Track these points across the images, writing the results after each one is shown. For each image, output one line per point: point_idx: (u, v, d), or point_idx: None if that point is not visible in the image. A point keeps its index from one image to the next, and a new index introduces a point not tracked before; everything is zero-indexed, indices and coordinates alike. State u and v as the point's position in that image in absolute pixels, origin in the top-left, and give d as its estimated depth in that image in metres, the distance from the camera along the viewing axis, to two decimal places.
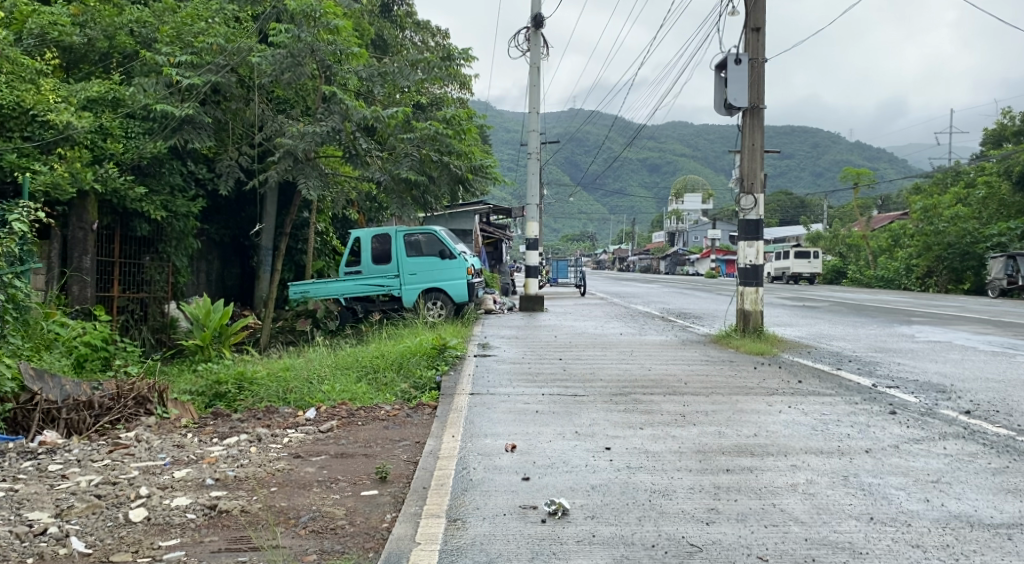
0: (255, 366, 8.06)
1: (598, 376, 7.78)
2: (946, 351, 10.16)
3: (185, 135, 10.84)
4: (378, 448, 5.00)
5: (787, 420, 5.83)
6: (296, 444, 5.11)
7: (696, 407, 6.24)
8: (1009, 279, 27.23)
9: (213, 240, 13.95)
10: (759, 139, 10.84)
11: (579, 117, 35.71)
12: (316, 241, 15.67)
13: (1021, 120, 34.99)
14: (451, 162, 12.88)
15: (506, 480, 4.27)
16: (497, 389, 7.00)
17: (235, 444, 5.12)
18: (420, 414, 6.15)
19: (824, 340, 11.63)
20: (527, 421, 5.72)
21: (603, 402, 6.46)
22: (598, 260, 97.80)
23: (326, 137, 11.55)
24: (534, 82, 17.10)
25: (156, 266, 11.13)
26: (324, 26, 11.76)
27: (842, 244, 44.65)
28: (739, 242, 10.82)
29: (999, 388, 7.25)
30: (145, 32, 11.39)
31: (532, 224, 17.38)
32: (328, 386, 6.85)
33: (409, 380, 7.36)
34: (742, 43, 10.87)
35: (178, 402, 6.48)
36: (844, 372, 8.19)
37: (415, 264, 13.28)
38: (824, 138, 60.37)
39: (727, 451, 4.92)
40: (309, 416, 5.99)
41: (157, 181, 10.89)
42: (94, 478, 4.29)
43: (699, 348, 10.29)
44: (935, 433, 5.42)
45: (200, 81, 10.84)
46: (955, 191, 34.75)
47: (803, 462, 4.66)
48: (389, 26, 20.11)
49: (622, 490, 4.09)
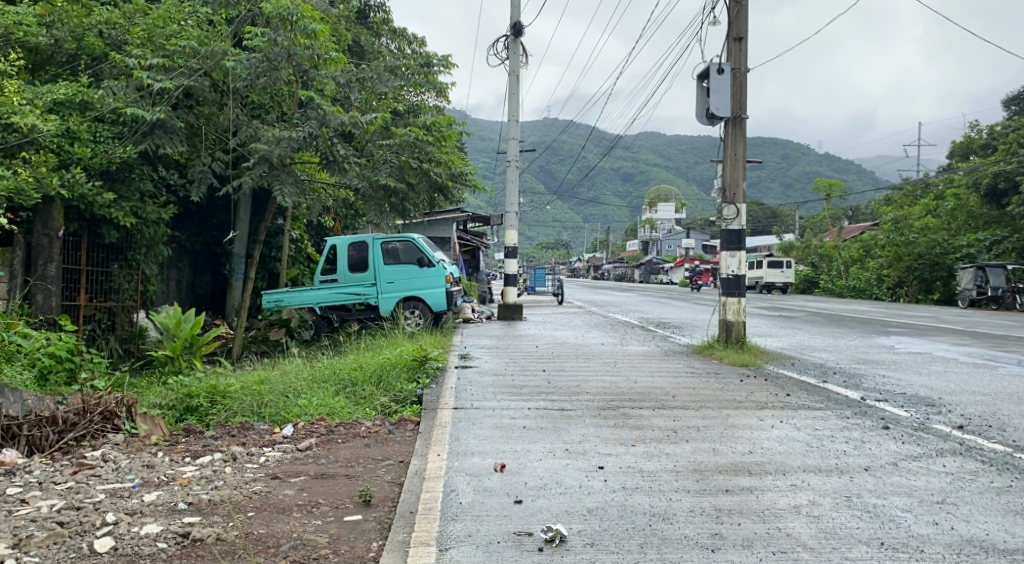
0: (228, 378, 7.76)
1: (584, 389, 7.58)
2: (929, 363, 10.13)
3: (157, 140, 10.59)
4: (360, 468, 4.77)
5: (781, 436, 5.68)
6: (272, 464, 4.85)
7: (687, 422, 6.08)
8: (979, 290, 27.53)
9: (184, 247, 13.58)
10: (741, 149, 10.75)
11: (556, 126, 35.72)
12: (291, 249, 15.34)
13: (987, 133, 35.49)
14: (431, 169, 12.66)
15: (497, 503, 4.08)
16: (481, 403, 6.78)
17: (208, 463, 4.85)
18: (402, 431, 5.91)
19: (806, 350, 11.57)
20: (514, 437, 5.52)
21: (592, 416, 6.27)
22: (572, 268, 97.98)
23: (303, 143, 11.26)
24: (513, 90, 16.95)
25: (125, 274, 10.78)
26: (303, 30, 11.32)
27: (813, 254, 45.04)
28: (722, 252, 10.72)
29: (988, 401, 7.17)
30: (115, 34, 11.11)
31: (510, 233, 17.18)
32: (305, 400, 6.60)
33: (388, 394, 7.12)
34: (725, 53, 10.79)
35: (148, 417, 6.18)
36: (830, 384, 8.09)
37: (392, 272, 13.04)
38: (796, 149, 61.02)
39: (724, 470, 4.76)
40: (286, 433, 5.73)
41: (126, 187, 10.57)
42: (55, 503, 4.00)
43: (683, 358, 10.16)
44: (932, 450, 5.31)
45: (172, 84, 10.56)
46: (925, 203, 35.17)
47: (803, 482, 4.52)
48: (366, 33, 19.89)
49: (621, 514, 3.93)
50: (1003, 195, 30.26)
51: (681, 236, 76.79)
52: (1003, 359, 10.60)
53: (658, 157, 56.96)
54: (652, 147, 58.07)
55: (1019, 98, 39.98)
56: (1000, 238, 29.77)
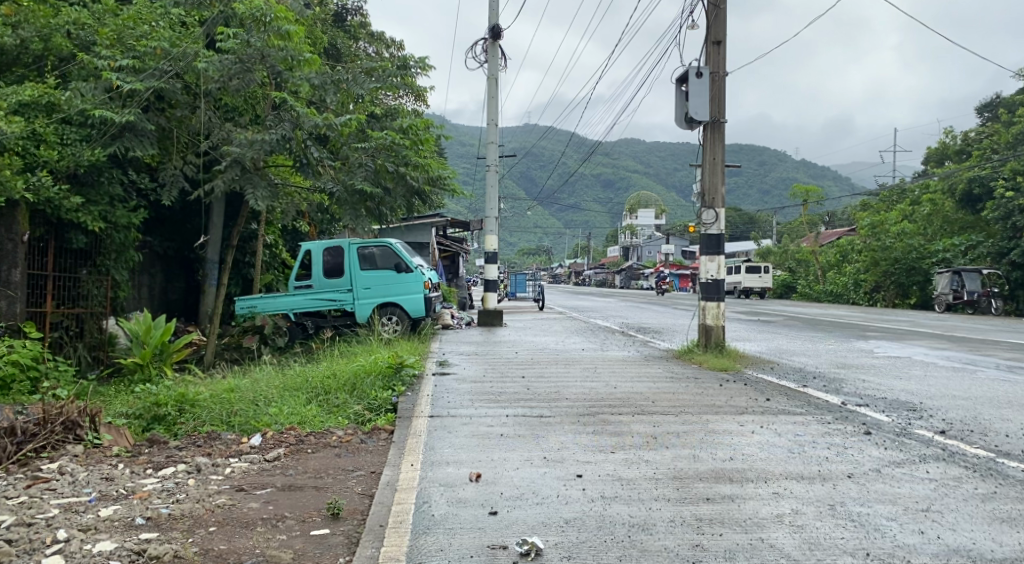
0: (197, 387, 7.55)
1: (563, 395, 7.45)
2: (908, 367, 10.10)
3: (126, 143, 10.26)
4: (330, 479, 4.60)
5: (762, 442, 5.58)
6: (238, 476, 4.66)
7: (668, 428, 5.97)
8: (954, 294, 27.69)
9: (156, 253, 13.34)
10: (720, 152, 10.69)
11: (535, 132, 35.72)
12: (265, 254, 15.11)
13: (961, 140, 35.88)
14: (408, 173, 12.46)
15: (471, 515, 3.92)
16: (458, 411, 6.63)
17: (170, 475, 4.65)
18: (376, 440, 5.75)
19: (786, 355, 11.51)
20: (490, 446, 5.37)
21: (570, 423, 6.13)
22: (553, 274, 98.02)
23: (276, 145, 11.08)
24: (492, 94, 16.84)
25: (94, 280, 10.49)
26: (276, 31, 11.12)
27: (791, 259, 45.29)
28: (701, 257, 10.65)
29: (968, 406, 7.12)
30: (84, 35, 10.88)
31: (489, 238, 17.03)
32: (275, 409, 6.42)
33: (363, 402, 6.95)
34: (703, 56, 10.73)
35: (112, 427, 5.95)
36: (811, 389, 8.01)
37: (369, 278, 12.85)
38: (773, 155, 61.48)
39: (704, 477, 4.64)
40: (254, 443, 5.54)
41: (95, 191, 10.31)
42: (5, 520, 3.80)
43: (662, 364, 10.06)
44: (915, 455, 5.23)
45: (142, 86, 10.27)
46: (901, 209, 35.47)
47: (786, 489, 4.41)
48: (343, 37, 19.71)
49: (599, 525, 3.80)
50: (978, 200, 30.59)
51: (661, 241, 77.04)
52: (981, 363, 10.60)
53: (637, 163, 57.15)
54: (631, 153, 58.29)
55: (991, 105, 40.52)
56: (975, 243, 30.02)
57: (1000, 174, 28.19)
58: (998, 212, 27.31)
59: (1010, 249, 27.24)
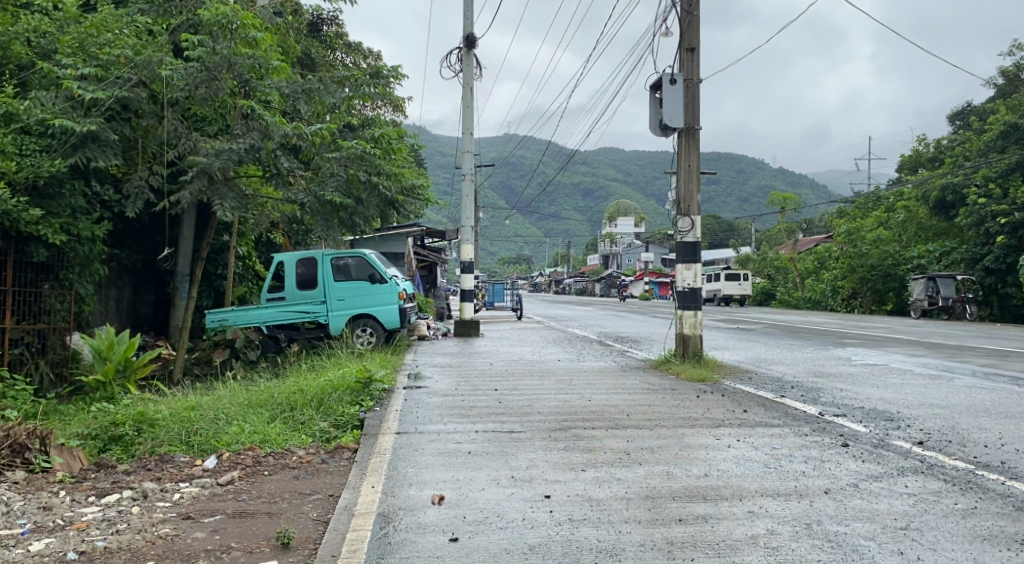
0: (158, 405, 7.29)
1: (536, 409, 7.26)
2: (886, 375, 10.01)
3: (88, 152, 9.97)
4: (284, 504, 4.46)
5: (738, 456, 5.42)
6: (187, 502, 4.51)
7: (641, 443, 5.80)
8: (930, 299, 27.94)
9: (124, 266, 13.03)
10: (695, 160, 10.57)
11: (513, 141, 35.59)
12: (237, 266, 14.84)
13: (935, 147, 36.19)
14: (380, 183, 12.21)
15: (430, 542, 3.76)
16: (426, 427, 6.40)
17: (115, 503, 4.52)
18: (337, 460, 5.53)
19: (763, 364, 11.41)
20: (458, 465, 5.17)
21: (542, 439, 5.95)
22: (534, 283, 97.93)
23: (244, 155, 10.86)
24: (468, 103, 16.69)
25: (57, 294, 10.08)
26: (243, 38, 11.01)
27: (770, 266, 45.47)
28: (677, 265, 10.53)
29: (946, 415, 7.01)
30: (44, 43, 10.67)
31: (466, 247, 16.84)
32: (236, 427, 6.17)
33: (329, 418, 6.73)
34: (677, 63, 10.64)
35: (64, 448, 5.70)
36: (788, 399, 7.87)
37: (342, 289, 12.61)
38: (751, 163, 61.79)
39: (678, 496, 4.47)
40: (207, 466, 5.31)
41: (56, 203, 10.05)
42: None
43: (638, 374, 9.90)
44: (893, 468, 5.08)
45: (104, 95, 9.93)
46: (876, 216, 35.69)
47: (760, 508, 4.25)
48: (317, 46, 19.51)
49: (565, 551, 3.64)
50: (952, 207, 30.24)
51: (641, 249, 77.12)
52: (958, 371, 10.51)
53: (616, 172, 57.22)
54: (610, 162, 58.37)
55: (963, 113, 40.98)
56: (949, 249, 30.19)
57: (972, 180, 28.44)
58: (972, 218, 27.43)
59: (983, 254, 27.43)
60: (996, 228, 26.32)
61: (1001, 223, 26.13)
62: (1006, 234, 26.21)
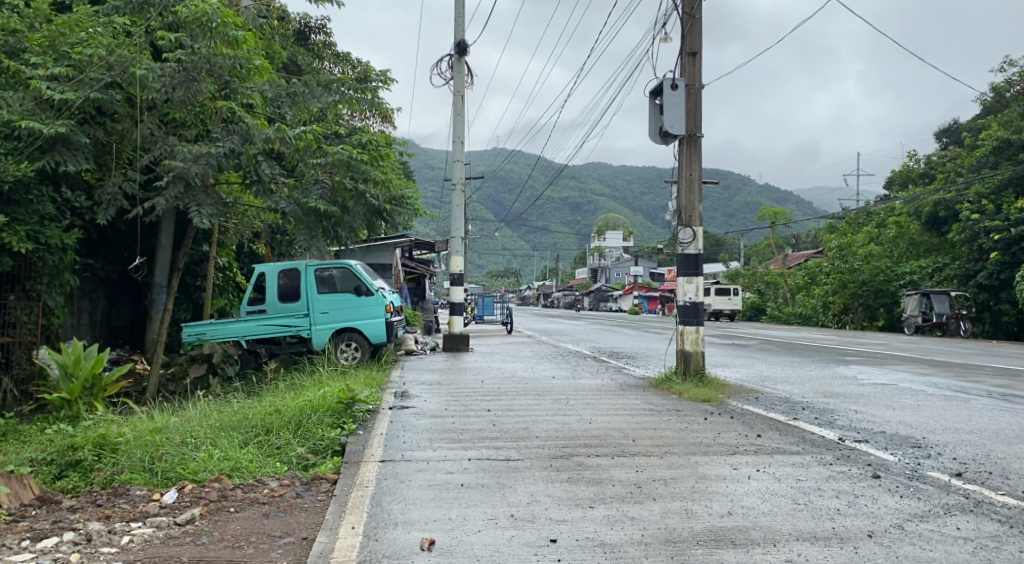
0: (122, 426, 6.68)
1: (533, 432, 6.68)
2: (899, 396, 9.48)
3: (57, 156, 9.40)
4: (251, 549, 3.87)
5: (760, 491, 4.85)
6: (136, 547, 3.91)
7: (653, 474, 5.23)
8: (924, 316, 27.39)
9: (97, 277, 12.44)
10: (696, 169, 10.05)
11: (501, 155, 35.07)
12: (218, 277, 14.27)
13: (926, 163, 36.05)
14: (367, 191, 11.53)
15: None
16: (414, 454, 5.80)
17: (51, 549, 3.92)
18: (314, 494, 4.93)
19: (768, 383, 10.86)
20: (448, 501, 4.57)
21: (543, 468, 5.37)
22: (524, 296, 98.25)
23: (223, 160, 10.28)
24: (458, 111, 16.19)
25: (23, 306, 9.32)
26: (224, 37, 10.35)
27: (761, 282, 45.21)
28: (678, 278, 10.02)
29: (975, 442, 6.48)
30: (13, 41, 10.01)
31: (455, 259, 16.26)
32: (205, 453, 5.57)
33: (306, 443, 6.13)
34: (678, 69, 10.14)
35: (13, 477, 5.06)
36: (802, 422, 7.32)
37: (327, 301, 12.00)
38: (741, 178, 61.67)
39: (703, 540, 3.91)
40: (166, 502, 4.70)
41: (23, 210, 9.42)
42: None
43: (640, 394, 9.30)
44: (938, 506, 4.52)
45: (75, 96, 9.31)
46: (867, 231, 35.54)
47: (798, 555, 3.70)
48: (302, 53, 18.98)
49: None
50: (944, 223, 29.92)
51: (630, 264, 76.84)
52: (974, 391, 9.97)
53: (606, 185, 56.87)
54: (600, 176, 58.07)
55: (951, 130, 40.98)
56: (941, 265, 29.87)
57: (964, 196, 28.12)
58: (965, 234, 27.08)
59: (976, 271, 27.04)
60: (989, 244, 26.00)
61: (994, 239, 25.82)
62: (999, 251, 25.86)
